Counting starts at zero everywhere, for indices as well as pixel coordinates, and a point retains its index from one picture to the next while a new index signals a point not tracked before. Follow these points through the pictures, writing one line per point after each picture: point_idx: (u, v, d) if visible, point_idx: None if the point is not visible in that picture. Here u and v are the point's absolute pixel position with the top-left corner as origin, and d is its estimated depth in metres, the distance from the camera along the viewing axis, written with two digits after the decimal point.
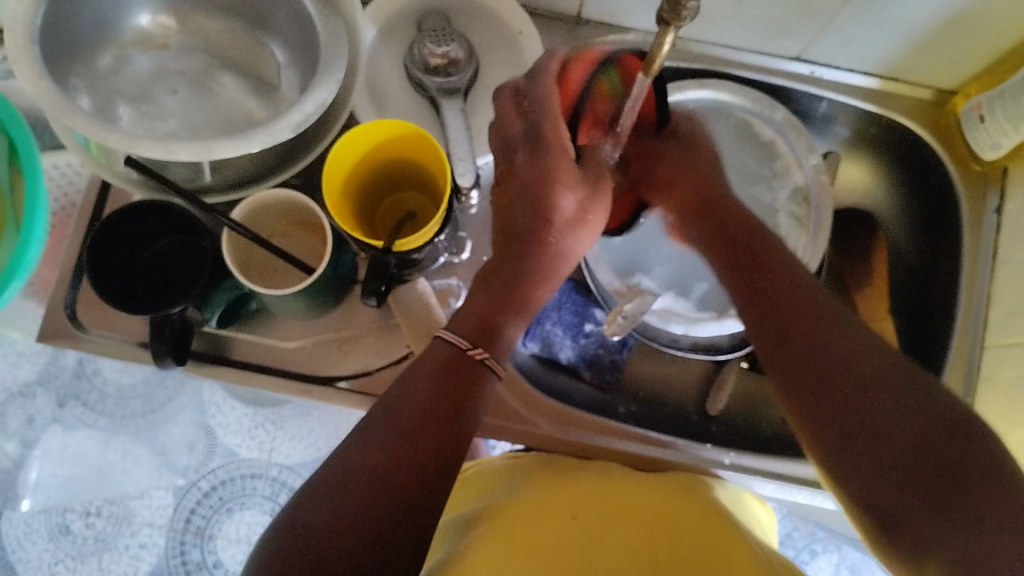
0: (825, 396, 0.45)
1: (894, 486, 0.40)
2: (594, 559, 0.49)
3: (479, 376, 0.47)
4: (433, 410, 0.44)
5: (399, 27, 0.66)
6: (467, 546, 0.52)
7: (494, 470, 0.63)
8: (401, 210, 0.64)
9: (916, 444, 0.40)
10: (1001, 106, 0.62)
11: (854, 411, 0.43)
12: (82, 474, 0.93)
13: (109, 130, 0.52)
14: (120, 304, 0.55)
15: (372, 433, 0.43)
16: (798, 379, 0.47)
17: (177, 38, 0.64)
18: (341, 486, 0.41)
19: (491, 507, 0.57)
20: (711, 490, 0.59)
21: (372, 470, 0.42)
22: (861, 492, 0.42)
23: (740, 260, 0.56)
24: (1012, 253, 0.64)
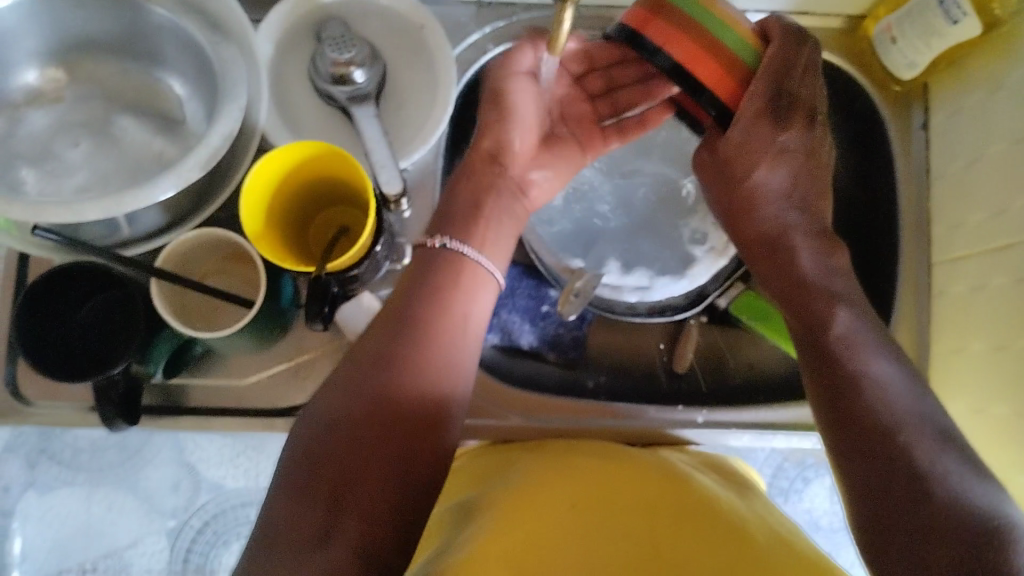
0: (828, 367, 0.49)
1: (896, 532, 0.41)
2: (595, 544, 0.48)
3: (455, 277, 0.54)
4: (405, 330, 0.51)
5: (297, 39, 0.64)
6: (466, 538, 0.51)
7: (483, 457, 0.62)
8: (333, 226, 0.62)
9: (899, 443, 0.44)
10: (910, 24, 0.62)
11: (886, 466, 0.43)
12: (71, 533, 0.90)
13: (12, 201, 0.50)
14: (60, 375, 0.53)
15: (367, 384, 0.48)
16: (849, 420, 0.46)
17: (70, 88, 0.61)
18: (334, 441, 0.46)
19: (482, 495, 0.56)
20: (699, 470, 0.59)
21: (354, 412, 0.47)
22: (837, 440, 0.46)
23: (771, 258, 0.57)
24: (944, 168, 0.64)
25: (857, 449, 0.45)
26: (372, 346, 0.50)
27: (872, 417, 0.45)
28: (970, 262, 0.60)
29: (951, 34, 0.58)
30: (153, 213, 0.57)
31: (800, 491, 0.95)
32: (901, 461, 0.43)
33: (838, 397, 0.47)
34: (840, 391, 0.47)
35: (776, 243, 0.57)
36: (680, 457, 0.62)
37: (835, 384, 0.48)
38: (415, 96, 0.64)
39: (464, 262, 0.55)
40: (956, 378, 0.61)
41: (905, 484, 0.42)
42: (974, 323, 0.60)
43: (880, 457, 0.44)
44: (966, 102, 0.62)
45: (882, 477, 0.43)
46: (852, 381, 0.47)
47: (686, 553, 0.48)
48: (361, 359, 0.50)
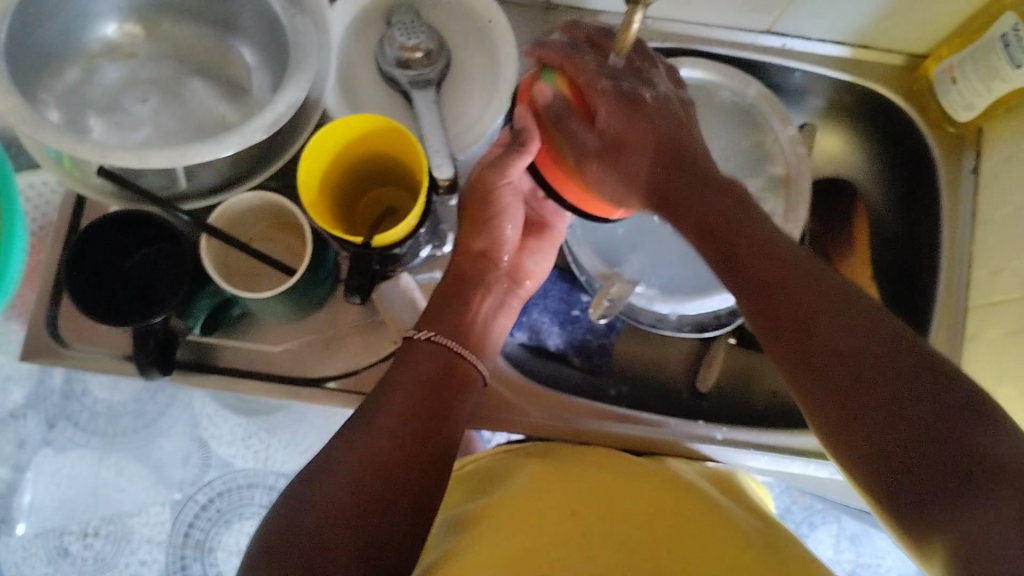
0: (795, 333, 0.44)
1: (890, 457, 0.39)
2: (590, 556, 0.48)
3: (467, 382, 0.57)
4: (433, 389, 0.54)
5: (367, 22, 0.65)
6: (462, 546, 0.51)
7: (489, 466, 0.62)
8: (379, 206, 0.63)
9: (891, 404, 0.39)
10: (973, 67, 0.62)
11: (843, 369, 0.41)
12: (77, 494, 0.91)
13: (80, 141, 0.52)
14: (104, 318, 0.54)
15: (398, 378, 0.54)
16: (796, 339, 0.44)
17: (145, 46, 0.63)
18: (362, 460, 0.48)
19: (485, 503, 0.56)
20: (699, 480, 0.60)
21: (383, 424, 0.51)
22: (863, 449, 0.40)
23: (738, 240, 0.48)
24: (992, 214, 0.64)
25: (819, 375, 0.42)
26: (408, 378, 0.54)
27: (805, 312, 0.44)
28: (1008, 308, 0.61)
29: (1012, 78, 0.59)
30: (212, 171, 0.58)
31: (805, 535, 0.96)
32: (877, 407, 0.40)
33: (805, 366, 0.43)
34: (808, 357, 0.43)
35: (682, 166, 0.51)
36: (685, 467, 0.62)
37: (816, 364, 0.42)
38: (475, 89, 0.65)
39: (428, 352, 0.56)
40: None
41: (879, 379, 0.40)
42: (1007, 368, 0.60)
43: (860, 412, 0.40)
44: (1020, 149, 0.62)
45: (847, 391, 0.41)
46: (824, 331, 0.43)
47: (683, 557, 0.48)
48: (403, 376, 0.54)
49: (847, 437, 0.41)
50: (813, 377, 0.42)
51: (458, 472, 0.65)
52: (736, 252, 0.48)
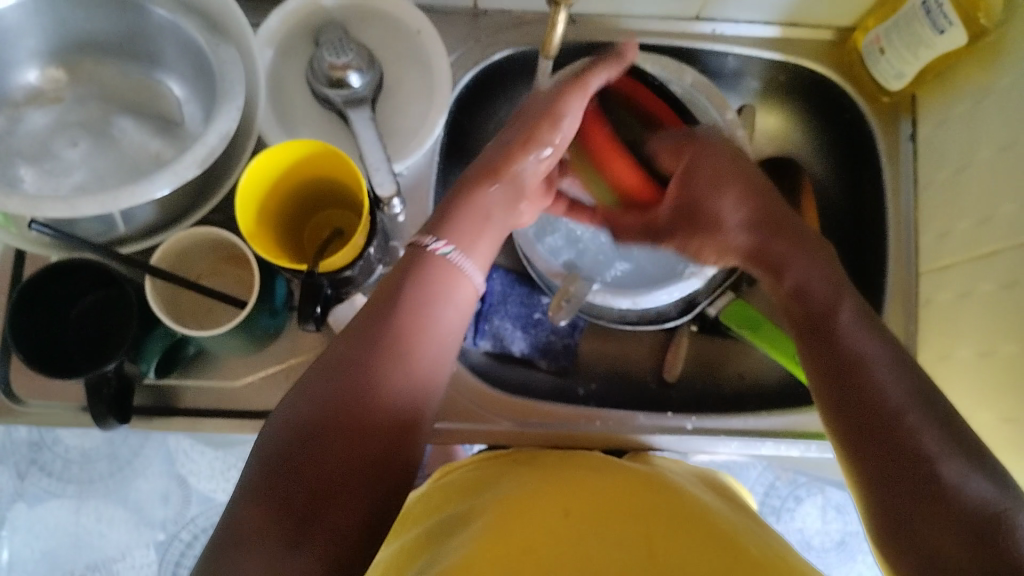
0: (834, 386, 0.47)
1: (919, 530, 0.40)
2: (585, 549, 0.48)
3: (450, 283, 0.51)
4: (404, 328, 0.47)
5: (295, 45, 0.65)
6: (456, 547, 0.50)
7: (463, 477, 0.62)
8: (327, 228, 0.63)
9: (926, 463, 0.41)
10: (898, 36, 0.63)
11: (851, 388, 0.46)
12: (60, 544, 0.89)
13: (8, 195, 0.51)
14: (54, 372, 0.53)
15: (353, 345, 0.46)
16: (818, 363, 0.49)
17: (71, 89, 0.62)
18: (329, 421, 0.43)
19: (473, 505, 0.56)
20: (684, 479, 0.59)
21: (349, 413, 0.43)
22: (883, 501, 0.42)
23: (778, 256, 0.55)
24: (932, 178, 0.65)
25: (842, 389, 0.46)
26: (366, 339, 0.46)
27: (858, 356, 0.47)
28: (956, 270, 0.61)
29: (938, 43, 0.60)
30: (150, 211, 0.57)
31: (791, 509, 0.97)
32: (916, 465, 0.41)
33: (848, 417, 0.45)
34: (850, 409, 0.45)
35: (783, 223, 0.56)
36: (668, 462, 0.62)
37: (851, 414, 0.45)
38: (412, 102, 0.65)
39: (445, 268, 0.51)
40: (944, 386, 0.62)
41: (885, 420, 0.43)
42: (961, 330, 0.60)
43: (896, 474, 0.42)
44: (953, 112, 0.63)
45: (869, 427, 0.44)
46: (861, 394, 0.45)
47: (680, 555, 0.47)
48: (360, 341, 0.46)
49: (845, 429, 0.45)
50: (862, 432, 0.44)
51: (439, 481, 0.64)
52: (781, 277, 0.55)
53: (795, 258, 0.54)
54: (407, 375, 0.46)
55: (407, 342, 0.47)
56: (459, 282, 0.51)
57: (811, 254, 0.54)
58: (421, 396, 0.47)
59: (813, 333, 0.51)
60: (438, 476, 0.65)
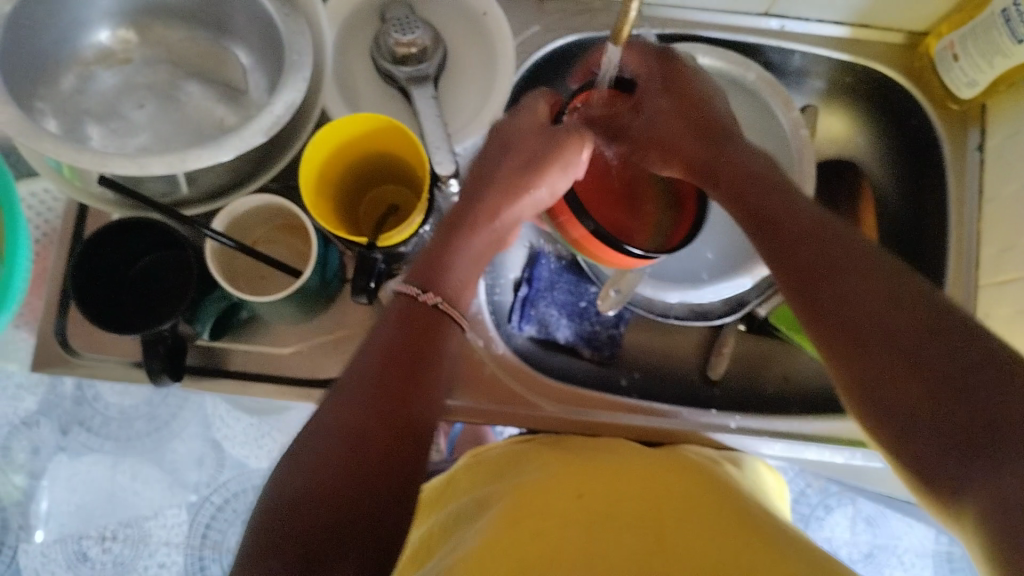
0: (805, 276, 0.45)
1: (912, 419, 0.38)
2: (599, 535, 0.47)
3: (439, 321, 0.52)
4: (404, 355, 0.49)
5: (361, 20, 0.65)
6: (470, 536, 0.50)
7: (495, 455, 0.61)
8: (382, 204, 0.63)
9: (927, 353, 0.38)
10: (975, 43, 0.62)
11: (882, 342, 0.40)
12: (95, 500, 0.91)
13: (80, 150, 0.52)
14: (111, 327, 0.54)
15: (341, 403, 0.45)
16: (795, 264, 0.46)
17: (140, 51, 0.63)
18: (325, 441, 0.43)
19: (493, 491, 0.55)
20: (720, 467, 0.58)
21: (346, 437, 0.43)
22: (885, 404, 0.39)
23: (722, 169, 0.55)
24: (997, 190, 0.64)
25: (828, 312, 0.43)
26: (369, 366, 0.48)
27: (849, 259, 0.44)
28: (1018, 284, 0.60)
29: (1015, 53, 0.58)
30: (213, 176, 0.58)
31: (820, 517, 0.96)
32: (905, 370, 0.39)
33: (817, 310, 0.44)
34: (811, 279, 0.45)
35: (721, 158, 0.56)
36: (695, 451, 0.61)
37: (843, 319, 0.42)
38: (473, 83, 0.65)
39: (440, 319, 0.52)
40: None
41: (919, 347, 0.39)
42: (1019, 343, 0.59)
43: (889, 371, 0.39)
44: None
45: (893, 376, 0.39)
46: (838, 262, 0.44)
47: (692, 543, 0.46)
48: (346, 402, 0.45)
49: (859, 375, 0.41)
50: (834, 320, 0.42)
51: (470, 460, 0.63)
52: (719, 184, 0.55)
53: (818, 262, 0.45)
54: (414, 382, 0.48)
55: (402, 377, 0.48)
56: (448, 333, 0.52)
57: (813, 256, 0.45)
58: (426, 409, 0.48)
59: (763, 230, 0.50)
60: (470, 455, 0.64)
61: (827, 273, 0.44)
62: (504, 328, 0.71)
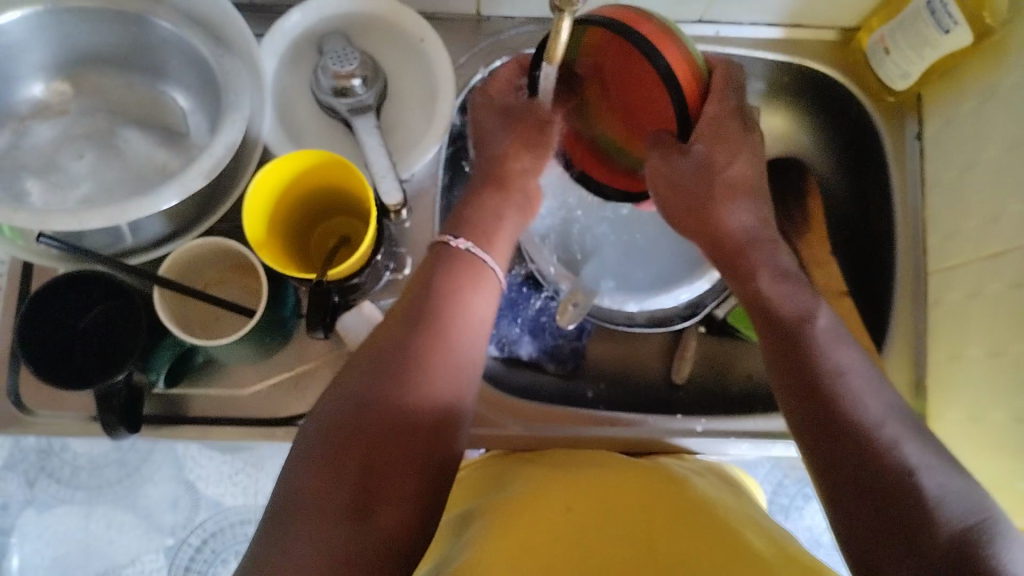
0: (810, 394, 0.46)
1: (873, 532, 0.41)
2: (590, 561, 0.47)
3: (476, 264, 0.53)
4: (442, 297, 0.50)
5: (298, 53, 0.65)
6: (457, 558, 0.50)
7: (479, 474, 0.61)
8: (332, 235, 0.63)
9: (910, 508, 0.40)
10: (904, 36, 0.63)
11: (875, 476, 0.42)
12: (68, 553, 0.89)
13: (17, 209, 0.51)
14: (63, 384, 0.53)
15: (347, 390, 0.46)
16: (790, 386, 0.47)
17: (75, 101, 0.62)
18: (366, 374, 0.46)
19: (479, 507, 0.55)
20: (701, 476, 0.59)
21: (383, 387, 0.45)
22: (857, 533, 0.42)
23: (747, 263, 0.55)
24: (937, 178, 0.65)
25: (831, 441, 0.44)
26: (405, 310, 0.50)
27: (839, 403, 0.45)
28: (963, 270, 0.61)
29: (943, 43, 0.60)
30: (157, 222, 0.57)
31: (799, 506, 0.96)
32: (893, 514, 0.41)
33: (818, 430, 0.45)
34: (814, 403, 0.46)
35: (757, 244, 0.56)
36: (681, 463, 0.61)
37: (840, 437, 0.44)
38: (416, 109, 0.65)
39: (468, 259, 0.53)
40: (953, 385, 0.61)
41: (855, 442, 0.43)
42: (970, 328, 0.60)
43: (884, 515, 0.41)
44: (958, 112, 0.63)
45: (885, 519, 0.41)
46: (838, 395, 0.45)
47: (682, 553, 0.47)
48: (386, 338, 0.48)
49: (838, 489, 0.43)
50: (835, 440, 0.44)
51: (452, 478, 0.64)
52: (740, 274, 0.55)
53: (800, 388, 0.47)
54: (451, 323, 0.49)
55: (426, 352, 0.47)
56: (486, 274, 0.54)
57: (813, 367, 0.47)
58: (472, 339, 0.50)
59: (783, 343, 0.50)
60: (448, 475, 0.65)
61: (826, 380, 0.46)
62: None
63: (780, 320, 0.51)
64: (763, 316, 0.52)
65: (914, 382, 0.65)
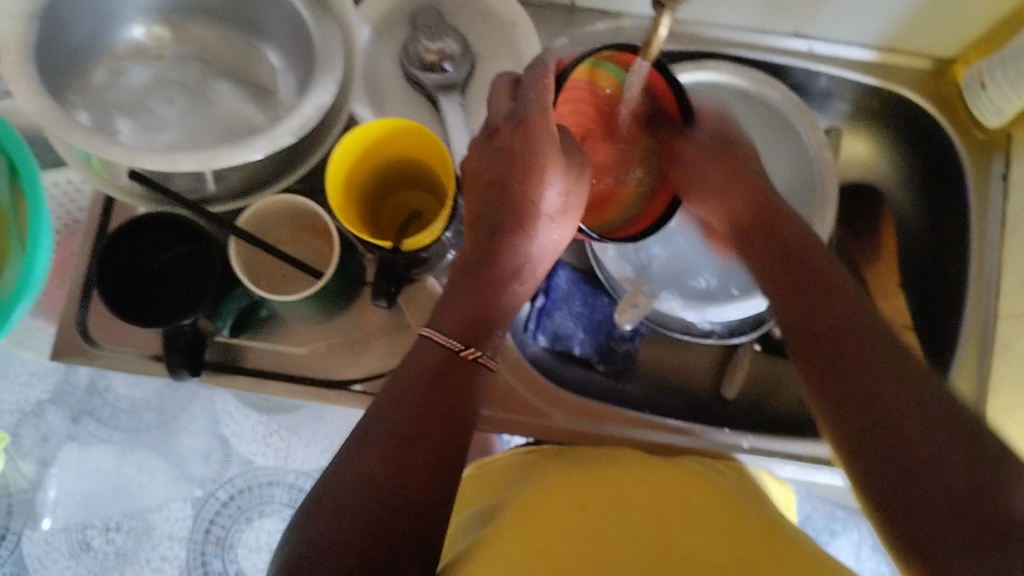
0: (841, 421, 0.44)
1: (930, 497, 0.38)
2: (611, 548, 0.46)
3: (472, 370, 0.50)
4: (428, 396, 0.47)
5: (393, 24, 0.65)
6: (479, 543, 0.50)
7: (505, 464, 0.62)
8: (405, 209, 0.64)
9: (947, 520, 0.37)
10: (1004, 74, 0.62)
11: (894, 445, 0.40)
12: (100, 490, 0.91)
13: (112, 144, 0.52)
14: (134, 320, 0.55)
15: (367, 442, 0.44)
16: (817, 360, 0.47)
17: (173, 49, 0.64)
18: (347, 484, 0.42)
19: (501, 501, 0.55)
20: (720, 474, 0.58)
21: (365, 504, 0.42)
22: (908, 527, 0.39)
23: (790, 281, 0.53)
24: (1020, 220, 0.64)
25: (858, 433, 0.42)
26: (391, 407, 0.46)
27: (880, 367, 0.44)
28: None
29: None
30: (240, 173, 0.59)
31: (827, 540, 0.95)
32: (932, 539, 0.38)
33: (847, 424, 0.43)
34: (847, 406, 0.44)
35: (796, 261, 0.54)
36: (699, 458, 0.61)
37: (900, 454, 0.40)
38: None
39: (464, 366, 0.50)
40: (1011, 430, 0.60)
41: (881, 438, 0.41)
42: None
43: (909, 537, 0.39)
44: None
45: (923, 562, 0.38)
46: (879, 380, 0.43)
47: (698, 554, 0.46)
48: (369, 439, 0.44)
49: (888, 500, 0.40)
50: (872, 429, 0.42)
51: (477, 470, 0.64)
52: (785, 247, 0.56)
53: (818, 350, 0.47)
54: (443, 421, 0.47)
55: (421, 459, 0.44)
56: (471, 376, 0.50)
57: (841, 332, 0.47)
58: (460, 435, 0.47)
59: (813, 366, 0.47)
60: (476, 464, 0.65)
61: (849, 366, 0.45)
62: (520, 337, 0.71)
63: (814, 282, 0.52)
64: (801, 309, 0.51)
65: None
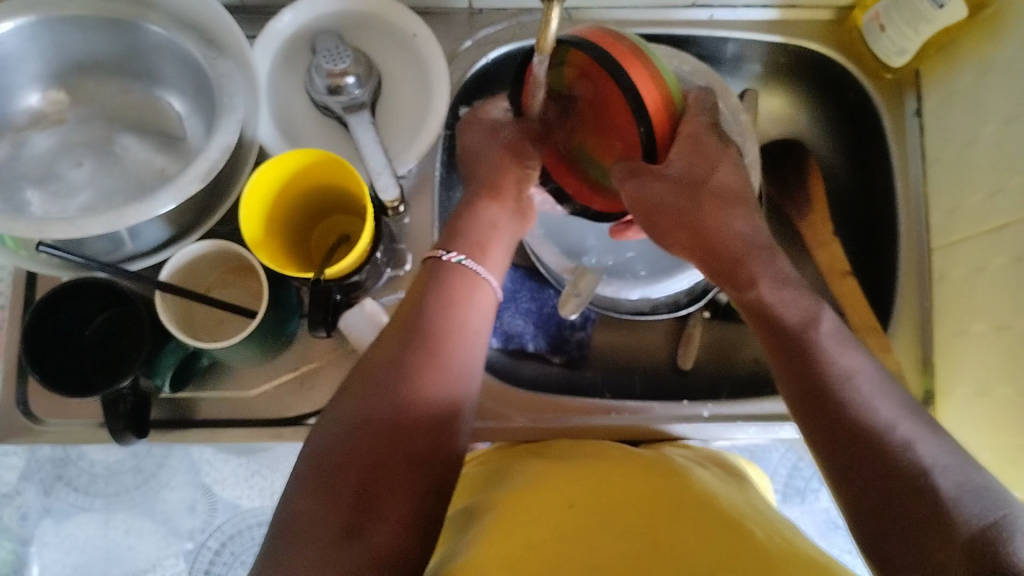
0: (825, 421, 0.45)
1: (885, 507, 0.41)
2: (600, 543, 0.47)
3: (470, 296, 0.55)
4: (427, 340, 0.51)
5: (292, 53, 0.65)
6: (466, 546, 0.50)
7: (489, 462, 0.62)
8: (332, 234, 0.63)
9: (913, 514, 0.40)
10: (900, 12, 0.62)
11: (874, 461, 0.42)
12: (92, 559, 0.89)
13: (16, 219, 0.51)
14: (70, 391, 0.54)
15: (357, 391, 0.49)
16: (791, 377, 0.48)
17: (73, 110, 0.63)
18: (356, 420, 0.47)
19: (486, 500, 0.55)
20: (704, 470, 0.58)
21: (381, 428, 0.47)
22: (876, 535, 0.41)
23: (777, 342, 0.49)
24: (940, 152, 0.65)
25: (846, 445, 0.44)
26: (388, 351, 0.51)
27: (866, 424, 0.44)
28: (967, 245, 0.61)
29: (937, 17, 0.60)
30: (157, 226, 0.58)
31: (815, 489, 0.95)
32: (894, 505, 0.41)
33: (829, 429, 0.45)
34: (830, 419, 0.45)
35: (773, 324, 0.50)
36: (685, 453, 0.61)
37: (869, 462, 0.43)
38: (411, 103, 0.65)
39: (462, 274, 0.56)
40: (960, 360, 0.61)
41: (872, 443, 0.43)
42: (976, 303, 0.59)
43: (883, 525, 0.41)
44: (958, 85, 0.62)
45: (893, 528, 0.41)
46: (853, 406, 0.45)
47: (682, 542, 0.46)
48: (365, 387, 0.49)
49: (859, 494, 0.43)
50: (857, 440, 0.43)
51: (462, 470, 0.63)
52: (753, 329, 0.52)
53: (798, 366, 0.47)
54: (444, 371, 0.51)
55: (423, 402, 0.49)
56: (473, 312, 0.55)
57: (818, 367, 0.46)
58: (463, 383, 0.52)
59: (797, 379, 0.47)
60: None
61: (821, 386, 0.46)
62: None
63: (774, 321, 0.50)
64: (772, 339, 0.50)
65: (921, 360, 0.64)
